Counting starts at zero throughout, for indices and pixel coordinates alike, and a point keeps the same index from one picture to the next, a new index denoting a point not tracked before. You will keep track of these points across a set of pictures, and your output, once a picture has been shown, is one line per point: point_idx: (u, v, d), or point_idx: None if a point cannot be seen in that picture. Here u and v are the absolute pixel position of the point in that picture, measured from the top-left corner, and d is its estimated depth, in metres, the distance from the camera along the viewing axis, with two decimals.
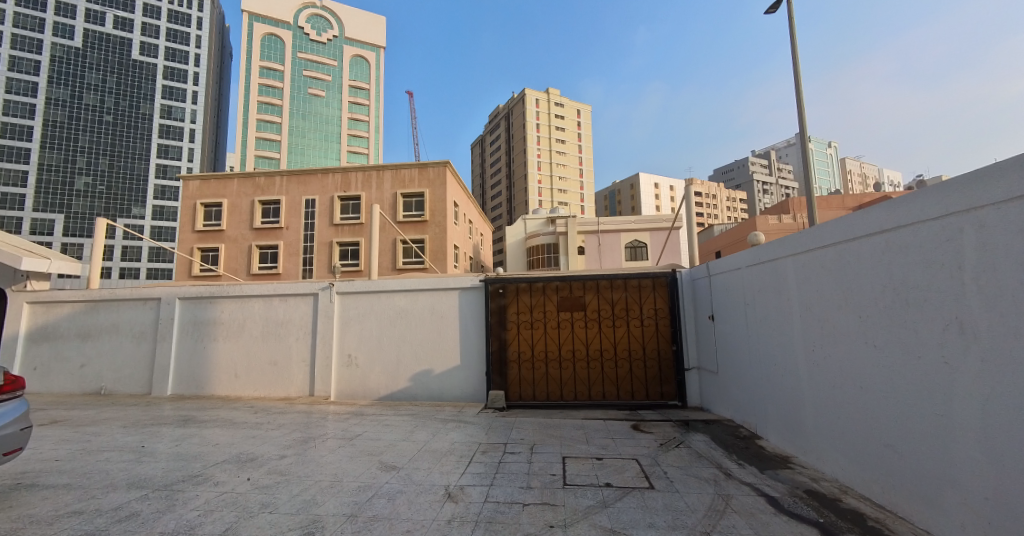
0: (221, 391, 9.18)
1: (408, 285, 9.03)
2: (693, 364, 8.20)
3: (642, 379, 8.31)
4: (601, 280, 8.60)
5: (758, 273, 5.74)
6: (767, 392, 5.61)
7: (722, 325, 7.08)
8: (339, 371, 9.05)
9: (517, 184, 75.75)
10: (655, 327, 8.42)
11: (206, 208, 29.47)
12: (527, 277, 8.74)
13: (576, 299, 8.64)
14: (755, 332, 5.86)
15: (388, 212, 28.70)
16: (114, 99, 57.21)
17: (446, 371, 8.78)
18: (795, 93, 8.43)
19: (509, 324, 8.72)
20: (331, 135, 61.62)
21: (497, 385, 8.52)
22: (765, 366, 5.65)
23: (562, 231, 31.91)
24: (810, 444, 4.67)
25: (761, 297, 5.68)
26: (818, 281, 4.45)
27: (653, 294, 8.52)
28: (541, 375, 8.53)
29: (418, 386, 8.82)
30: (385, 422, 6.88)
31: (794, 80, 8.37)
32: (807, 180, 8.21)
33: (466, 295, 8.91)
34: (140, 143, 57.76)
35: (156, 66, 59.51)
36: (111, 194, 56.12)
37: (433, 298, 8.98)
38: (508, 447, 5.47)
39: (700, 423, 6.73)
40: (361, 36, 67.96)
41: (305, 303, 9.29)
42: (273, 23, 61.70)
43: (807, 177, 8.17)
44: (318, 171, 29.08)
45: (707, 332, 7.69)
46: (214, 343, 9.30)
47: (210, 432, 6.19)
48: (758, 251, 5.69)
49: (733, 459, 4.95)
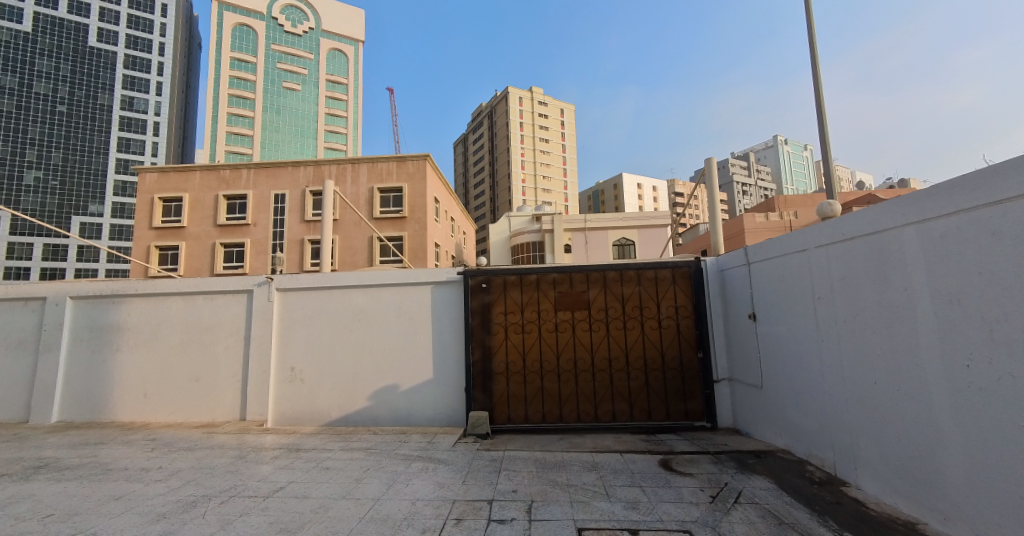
0: (126, 417, 7.16)
1: (368, 279, 7.25)
2: (723, 374, 6.63)
3: (662, 394, 6.66)
4: (610, 271, 6.96)
5: (844, 255, 4.15)
6: (860, 420, 4.01)
7: (772, 325, 5.50)
8: (279, 388, 7.16)
9: (501, 184, 74.07)
10: (675, 328, 6.79)
11: (165, 203, 27.00)
12: (518, 268, 7.05)
13: (578, 295, 6.96)
14: (836, 335, 4.29)
15: (363, 209, 26.61)
16: (68, 88, 53.18)
17: (415, 386, 6.97)
18: (812, 53, 7.25)
19: (496, 328, 6.98)
20: (307, 131, 59.02)
21: (479, 403, 6.79)
22: (853, 381, 4.09)
23: (548, 228, 30.14)
24: (964, 507, 3.08)
25: (850, 287, 4.09)
26: (996, 253, 2.80)
27: (673, 288, 6.90)
28: (535, 392, 6.81)
29: (380, 406, 7.00)
30: (325, 465, 4.97)
31: (811, 36, 7.19)
32: (827, 158, 6.99)
33: (442, 290, 7.14)
34: (98, 136, 53.97)
35: (117, 54, 55.55)
36: (65, 190, 52.54)
37: (398, 295, 7.21)
38: (494, 510, 3.72)
39: (750, 455, 5.11)
40: (339, 28, 65.24)
41: (238, 302, 7.39)
42: (245, 13, 58.36)
43: (828, 150, 6.92)
44: (288, 163, 26.89)
45: (745, 334, 6.12)
46: (117, 354, 7.27)
47: (62, 487, 4.20)
48: (843, 223, 4.13)
49: (837, 531, 3.31)
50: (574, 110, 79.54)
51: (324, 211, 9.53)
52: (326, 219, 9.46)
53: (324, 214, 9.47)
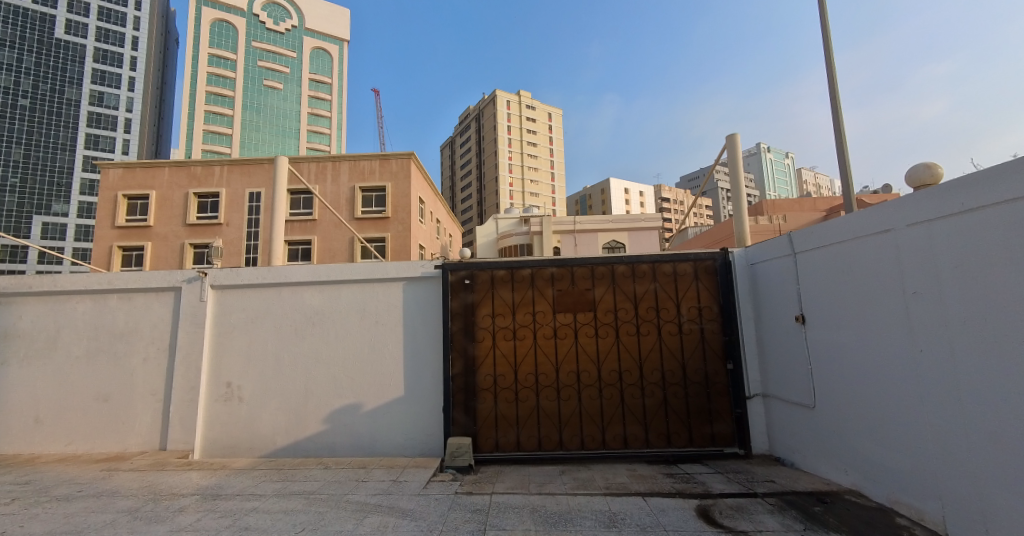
0: (13, 448, 5.71)
1: (323, 274, 5.92)
2: (756, 389, 5.46)
3: (683, 414, 5.46)
4: (619, 265, 5.76)
5: (961, 235, 3.02)
6: (992, 462, 2.87)
7: (830, 330, 4.34)
8: (211, 408, 5.77)
9: (488, 187, 72.85)
10: (699, 333, 5.62)
11: (130, 201, 25.15)
12: (509, 261, 5.80)
13: (582, 294, 5.74)
14: (947, 345, 3.15)
15: (343, 210, 25.07)
16: (32, 81, 50.26)
17: (382, 407, 5.65)
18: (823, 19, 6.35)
19: (482, 335, 5.72)
20: (289, 130, 56.93)
21: (460, 427, 5.50)
22: (981, 406, 2.93)
23: (536, 230, 28.98)
24: None
25: (976, 276, 2.95)
26: None
27: (695, 286, 5.73)
28: (529, 412, 5.55)
29: (339, 431, 5.66)
30: (245, 524, 3.62)
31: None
32: (843, 135, 6.05)
33: (417, 287, 5.85)
34: (64, 132, 51.10)
35: (86, 47, 52.89)
36: (26, 188, 49.57)
37: (362, 294, 5.90)
38: None
39: (812, 500, 3.92)
40: (323, 27, 63.54)
41: (162, 303, 5.98)
42: (225, 9, 56.36)
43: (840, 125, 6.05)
44: (264, 160, 25.22)
45: (787, 341, 4.98)
46: (3, 368, 5.82)
47: None
48: (962, 191, 3.00)
49: None
50: (561, 114, 78.92)
51: (277, 198, 7.98)
52: (279, 206, 7.90)
53: (277, 202, 7.91)
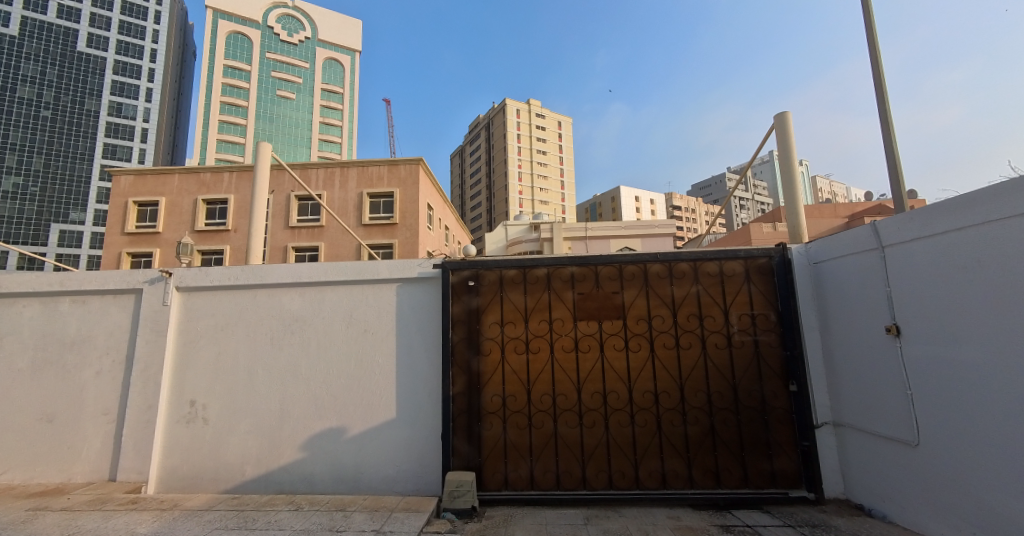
0: None
1: (305, 276, 5.06)
2: (825, 417, 4.44)
3: (735, 447, 4.46)
4: (653, 264, 4.81)
5: None
6: None
7: (941, 346, 3.35)
8: (172, 431, 4.91)
9: (497, 195, 72.11)
10: (752, 346, 4.63)
11: (140, 208, 24.87)
12: (520, 259, 4.90)
13: (609, 298, 4.80)
14: None
15: (350, 216, 24.47)
16: (54, 93, 51.08)
17: (370, 432, 4.74)
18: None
19: (488, 347, 4.79)
20: (300, 139, 57.10)
21: (462, 459, 4.57)
22: None
23: (547, 237, 28.01)
24: None
25: None
26: None
27: (746, 289, 4.75)
28: (545, 441, 4.58)
29: (318, 462, 4.74)
30: None
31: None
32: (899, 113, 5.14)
33: (413, 289, 4.96)
34: (82, 142, 51.69)
35: (106, 59, 53.81)
36: (44, 196, 50.03)
37: (349, 297, 5.03)
38: None
39: None
40: (336, 38, 64.10)
41: (120, 307, 5.16)
42: (240, 21, 57.09)
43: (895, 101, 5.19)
44: (273, 167, 24.62)
45: (872, 357, 3.96)
46: None
47: None
48: None
49: None
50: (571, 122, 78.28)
51: (257, 179, 6.44)
52: (260, 189, 6.39)
53: (256, 183, 6.41)
